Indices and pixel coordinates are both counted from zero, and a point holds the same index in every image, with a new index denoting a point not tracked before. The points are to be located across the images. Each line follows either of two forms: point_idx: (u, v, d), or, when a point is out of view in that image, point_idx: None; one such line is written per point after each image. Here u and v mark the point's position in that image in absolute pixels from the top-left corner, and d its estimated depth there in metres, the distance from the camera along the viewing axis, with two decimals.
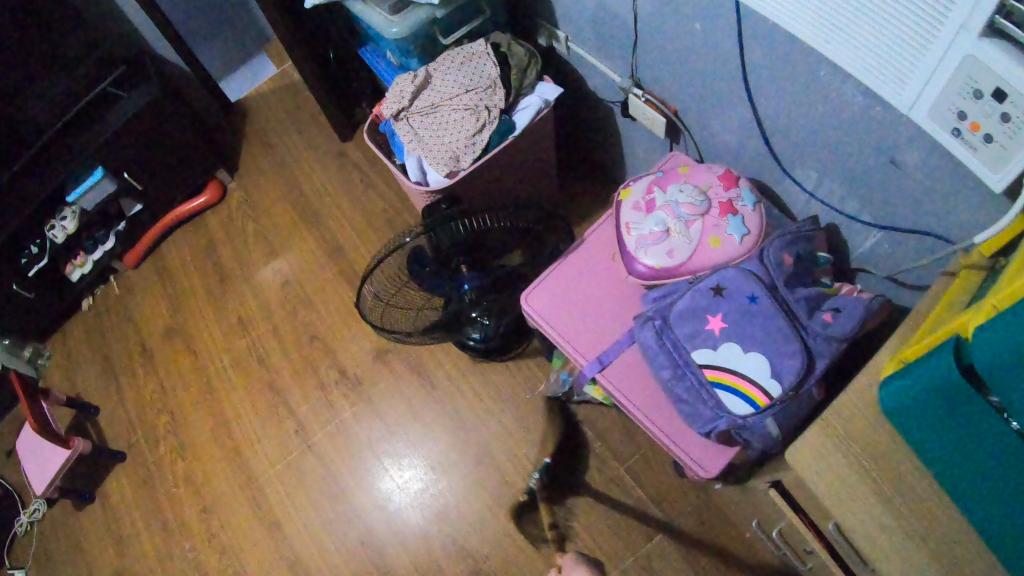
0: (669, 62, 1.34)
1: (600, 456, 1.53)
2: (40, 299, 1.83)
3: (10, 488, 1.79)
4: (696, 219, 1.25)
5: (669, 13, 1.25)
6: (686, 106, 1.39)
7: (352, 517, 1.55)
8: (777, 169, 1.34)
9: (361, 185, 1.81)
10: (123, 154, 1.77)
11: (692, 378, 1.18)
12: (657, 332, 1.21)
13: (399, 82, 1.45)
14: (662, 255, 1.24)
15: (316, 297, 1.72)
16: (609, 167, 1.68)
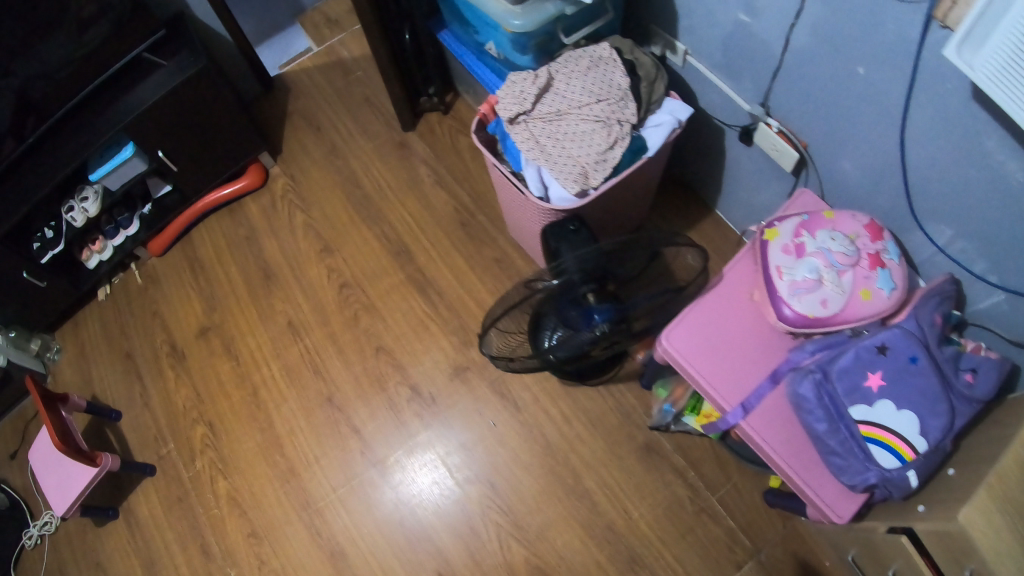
0: (807, 96, 1.27)
1: (693, 486, 1.42)
2: (52, 288, 1.64)
3: (15, 496, 1.62)
4: (848, 269, 1.20)
5: (828, 51, 1.17)
6: (819, 140, 1.32)
7: (414, 537, 1.42)
8: (909, 218, 1.28)
9: (429, 181, 1.65)
10: (157, 131, 1.56)
11: (847, 431, 1.14)
12: (816, 385, 1.16)
13: (516, 80, 1.31)
14: (815, 304, 1.19)
15: (381, 304, 1.56)
16: (711, 185, 1.59)
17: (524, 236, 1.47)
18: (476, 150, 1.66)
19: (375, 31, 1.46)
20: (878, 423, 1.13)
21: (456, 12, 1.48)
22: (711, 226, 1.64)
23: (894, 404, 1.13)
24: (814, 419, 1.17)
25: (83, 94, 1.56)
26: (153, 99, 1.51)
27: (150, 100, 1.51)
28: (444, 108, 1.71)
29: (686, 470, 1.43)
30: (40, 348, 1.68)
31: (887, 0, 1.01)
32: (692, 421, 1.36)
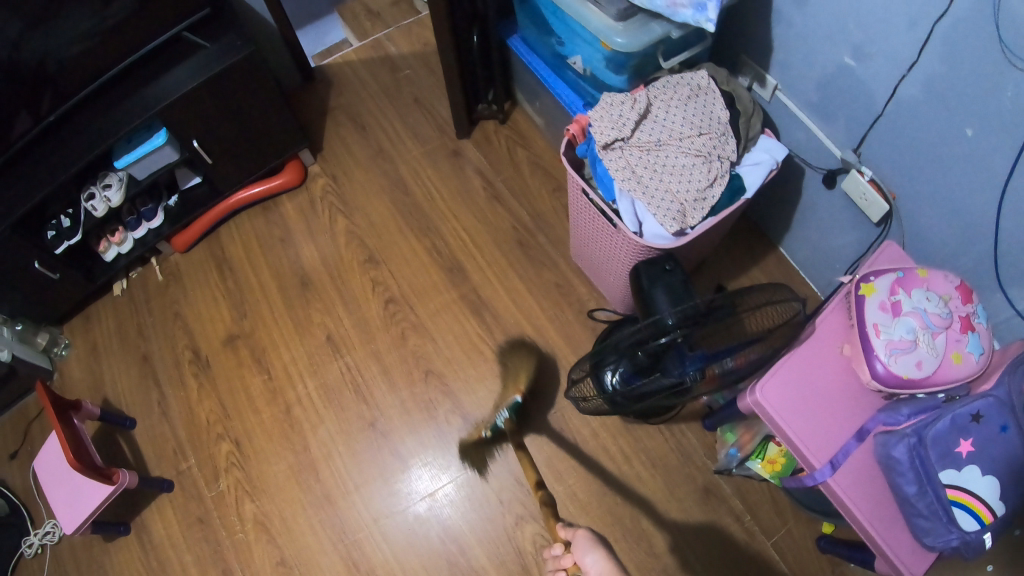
0: (899, 149, 1.23)
1: (749, 530, 1.32)
2: (64, 280, 1.54)
3: (15, 501, 1.54)
4: (943, 330, 1.16)
5: (939, 107, 1.11)
6: (908, 193, 1.26)
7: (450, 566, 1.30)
8: (995, 279, 1.21)
9: (485, 194, 1.52)
10: (193, 119, 1.44)
11: (934, 494, 0.93)
12: (909, 447, 0.96)
13: (611, 103, 1.24)
14: (910, 366, 1.14)
15: (430, 324, 1.43)
16: (786, 221, 1.53)
17: (591, 264, 1.39)
18: (537, 166, 1.54)
19: (445, 33, 1.37)
20: (961, 487, 0.92)
21: (539, 19, 1.38)
22: (780, 266, 1.58)
23: (980, 468, 0.92)
24: (905, 481, 0.98)
25: (116, 70, 1.44)
26: (192, 84, 1.38)
27: (189, 85, 1.38)
28: (503, 117, 1.60)
29: (745, 514, 1.33)
30: (48, 342, 1.59)
31: (1010, 68, 0.97)
32: (756, 467, 1.26)
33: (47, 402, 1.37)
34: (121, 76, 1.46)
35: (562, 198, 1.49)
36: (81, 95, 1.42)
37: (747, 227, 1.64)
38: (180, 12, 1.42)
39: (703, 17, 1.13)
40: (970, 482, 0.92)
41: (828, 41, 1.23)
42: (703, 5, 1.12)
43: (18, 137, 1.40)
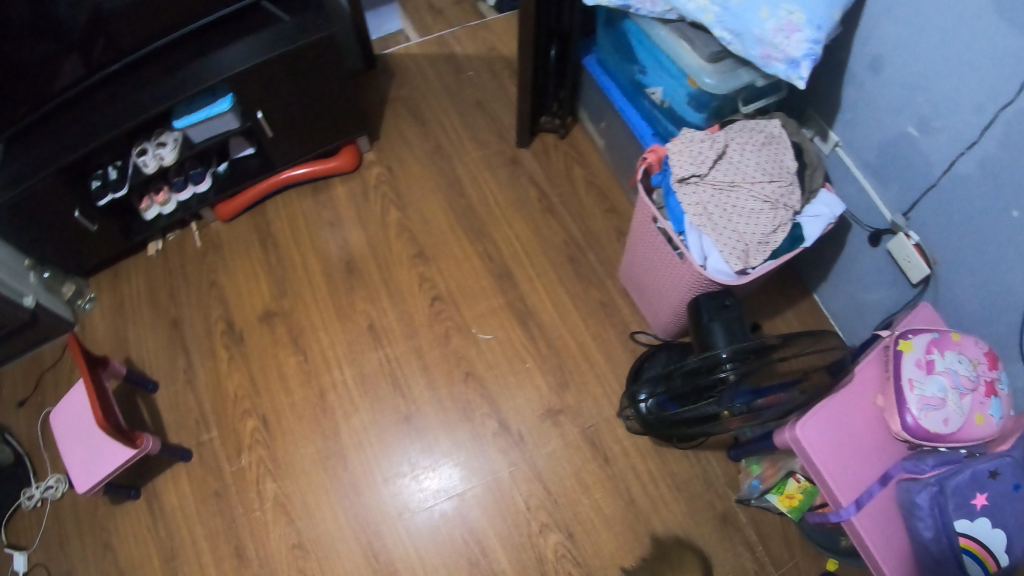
0: (945, 217, 1.28)
1: (759, 562, 1.31)
2: (102, 233, 1.55)
3: (20, 450, 1.52)
4: (970, 392, 1.11)
5: (989, 186, 1.17)
6: (949, 260, 1.31)
7: (470, 567, 1.29)
8: (1019, 350, 1.24)
9: (539, 205, 1.55)
10: (260, 91, 1.44)
11: (947, 541, 1.00)
12: (932, 496, 1.04)
13: (692, 140, 1.28)
14: (938, 423, 1.09)
15: (475, 326, 1.45)
16: (824, 273, 1.60)
17: (642, 288, 1.42)
18: (592, 185, 1.57)
19: (528, 45, 1.41)
20: (973, 537, 0.98)
21: (622, 46, 1.42)
22: (813, 316, 1.65)
23: (992, 521, 0.98)
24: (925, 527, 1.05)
25: (185, 30, 1.46)
26: (264, 56, 1.38)
27: (262, 56, 1.38)
28: (563, 133, 1.63)
29: (757, 544, 1.33)
30: (73, 294, 1.59)
31: None
32: (773, 500, 1.28)
33: (80, 357, 1.34)
34: (190, 37, 1.50)
35: (616, 219, 1.52)
36: (144, 52, 1.45)
37: (784, 275, 1.71)
38: None
39: (795, 74, 1.16)
40: (981, 532, 0.98)
41: (894, 107, 1.30)
42: (796, 62, 1.16)
43: (59, 87, 1.43)
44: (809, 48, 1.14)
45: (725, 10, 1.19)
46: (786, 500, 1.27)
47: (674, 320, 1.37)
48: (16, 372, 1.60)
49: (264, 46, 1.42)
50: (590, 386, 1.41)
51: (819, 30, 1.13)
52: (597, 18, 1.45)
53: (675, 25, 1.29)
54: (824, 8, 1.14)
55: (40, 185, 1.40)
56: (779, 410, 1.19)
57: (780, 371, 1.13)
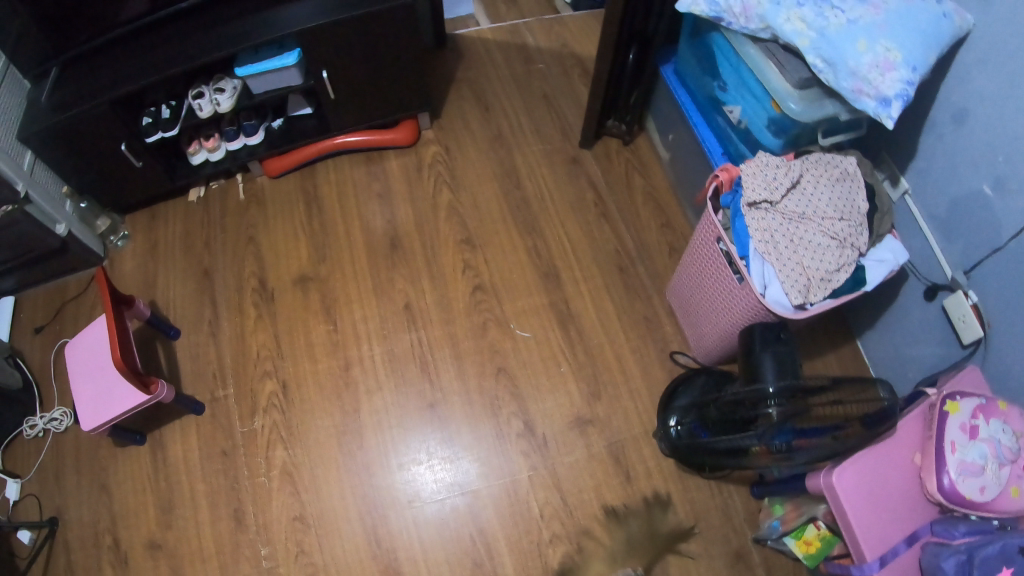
0: (1007, 283, 1.21)
1: None
2: (146, 170, 1.52)
3: (30, 378, 1.54)
4: (1010, 463, 1.02)
5: None
6: (1005, 327, 1.24)
7: (472, 567, 1.24)
8: None
9: (595, 209, 1.50)
10: (326, 51, 1.40)
11: None
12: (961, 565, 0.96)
13: (767, 164, 1.24)
14: (973, 492, 1.00)
15: (515, 322, 1.40)
16: (876, 321, 1.54)
17: (689, 308, 1.37)
18: (652, 196, 1.52)
19: (608, 45, 1.37)
20: None
21: (705, 58, 1.38)
22: (857, 364, 1.59)
23: None
24: None
25: None
26: (334, 16, 1.34)
27: (333, 15, 1.34)
28: (627, 140, 1.59)
29: None
30: (107, 229, 1.59)
31: None
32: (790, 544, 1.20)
33: (104, 291, 1.31)
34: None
35: (670, 234, 1.47)
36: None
37: (833, 319, 1.66)
38: None
39: (885, 112, 1.10)
40: None
41: (973, 160, 1.24)
42: (888, 100, 1.10)
43: (124, 20, 1.44)
44: (902, 89, 1.10)
45: (821, 37, 1.15)
46: (804, 546, 1.19)
47: (719, 345, 1.33)
48: (37, 296, 1.63)
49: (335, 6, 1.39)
50: (623, 400, 1.35)
51: (914, 71, 1.10)
52: (681, 27, 1.42)
53: (766, 44, 1.25)
54: (922, 51, 1.11)
55: (90, 114, 1.39)
56: (809, 456, 1.08)
57: (820, 413, 1.02)
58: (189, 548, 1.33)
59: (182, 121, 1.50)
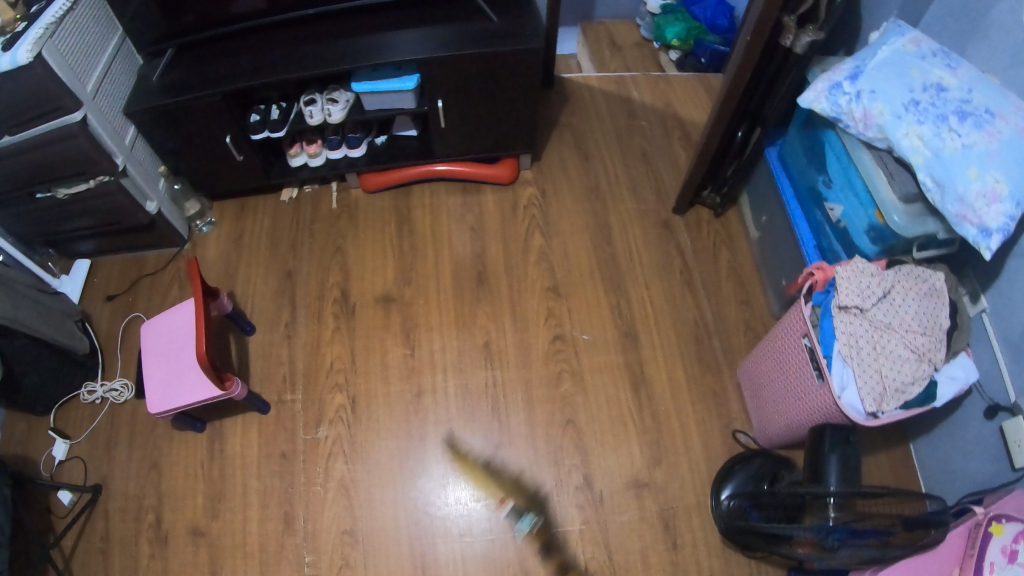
0: None
1: None
2: (245, 164, 1.55)
3: (96, 343, 1.56)
4: None
5: None
6: None
7: None
8: None
9: (680, 276, 1.54)
10: (445, 80, 1.44)
11: None
12: None
13: (861, 271, 1.27)
14: None
15: (589, 376, 1.43)
16: (933, 430, 1.55)
17: (759, 391, 1.40)
18: (736, 272, 1.55)
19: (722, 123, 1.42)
20: None
21: (814, 152, 1.42)
22: (908, 470, 1.60)
23: None
24: None
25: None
26: (462, 52, 1.38)
27: (461, 49, 1.38)
28: (720, 212, 1.63)
29: None
30: (195, 213, 1.64)
31: None
32: None
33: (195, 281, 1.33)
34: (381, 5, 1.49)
35: (749, 313, 1.50)
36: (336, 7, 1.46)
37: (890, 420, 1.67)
38: None
39: (984, 243, 1.12)
40: None
41: None
42: (989, 233, 1.11)
43: (245, 15, 1.46)
44: (1005, 223, 1.10)
45: (936, 157, 1.15)
46: None
47: (784, 432, 1.35)
48: (113, 264, 1.66)
49: (460, 39, 1.42)
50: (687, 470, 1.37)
51: (1019, 206, 1.10)
52: (794, 116, 1.45)
53: (881, 153, 1.27)
54: None
55: (205, 102, 1.42)
56: (855, 556, 1.05)
57: (871, 515, 1.00)
58: (232, 541, 1.35)
59: (289, 124, 1.52)
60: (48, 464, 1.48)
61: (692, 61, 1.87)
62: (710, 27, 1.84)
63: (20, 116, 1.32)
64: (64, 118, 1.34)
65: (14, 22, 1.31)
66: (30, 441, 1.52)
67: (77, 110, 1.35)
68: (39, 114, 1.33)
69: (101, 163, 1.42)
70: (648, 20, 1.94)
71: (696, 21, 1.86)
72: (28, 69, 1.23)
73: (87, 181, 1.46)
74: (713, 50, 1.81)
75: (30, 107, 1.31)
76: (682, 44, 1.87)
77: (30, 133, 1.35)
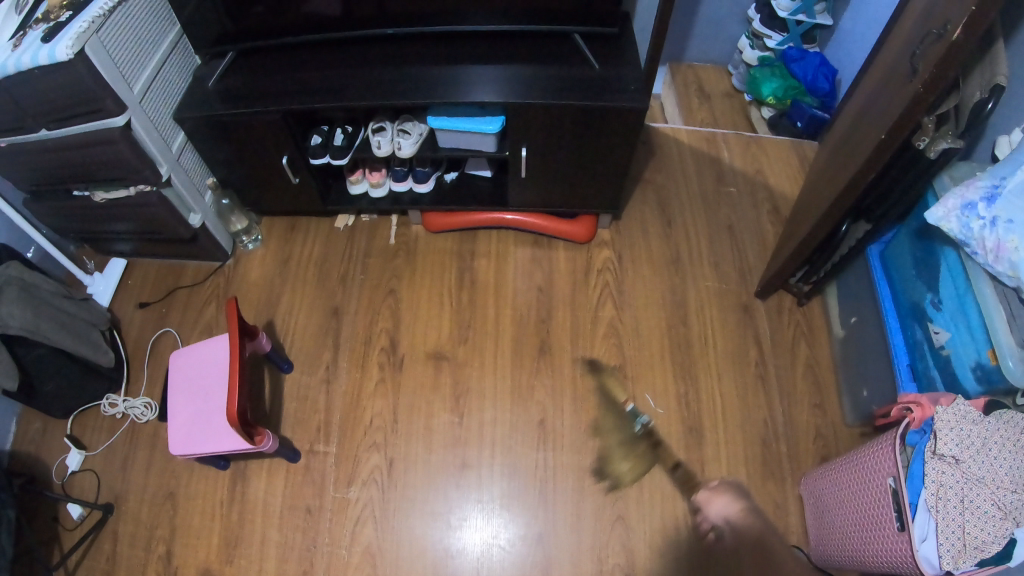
0: None
1: None
2: (301, 187, 1.47)
3: (122, 355, 1.46)
4: None
5: None
6: None
7: None
8: None
9: (753, 369, 1.44)
10: (531, 127, 1.30)
11: None
12: None
13: (963, 417, 0.99)
14: None
15: (646, 470, 1.32)
16: None
17: (819, 517, 1.24)
18: (813, 372, 1.44)
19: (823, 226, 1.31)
20: None
21: (924, 264, 1.23)
22: None
23: None
24: None
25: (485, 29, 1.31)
26: (561, 101, 1.24)
27: (561, 99, 1.24)
28: (804, 302, 1.52)
29: None
30: (242, 229, 1.58)
31: None
32: None
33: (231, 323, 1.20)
34: (473, 33, 1.35)
35: (822, 419, 1.39)
36: (413, 29, 1.30)
37: None
38: (588, 19, 1.29)
39: None
40: None
41: None
42: None
43: (324, 27, 1.31)
44: None
45: None
46: None
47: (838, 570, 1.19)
48: (150, 269, 1.59)
49: (554, 84, 1.27)
50: None
51: None
52: (909, 216, 1.28)
53: (1004, 287, 1.06)
54: None
55: (264, 119, 1.29)
56: None
57: None
58: None
59: (353, 151, 1.41)
60: (60, 473, 1.36)
61: (785, 122, 1.81)
62: (809, 89, 1.75)
63: (60, 112, 1.18)
64: (106, 121, 1.20)
65: (60, 8, 1.15)
66: (43, 444, 1.41)
67: (121, 115, 1.20)
68: (79, 114, 1.19)
69: (143, 173, 1.29)
70: (742, 71, 1.89)
71: (794, 79, 1.76)
72: (68, 66, 1.09)
73: (127, 188, 1.34)
74: (812, 116, 1.75)
75: (71, 104, 1.16)
76: (777, 102, 1.79)
77: (71, 131, 1.22)
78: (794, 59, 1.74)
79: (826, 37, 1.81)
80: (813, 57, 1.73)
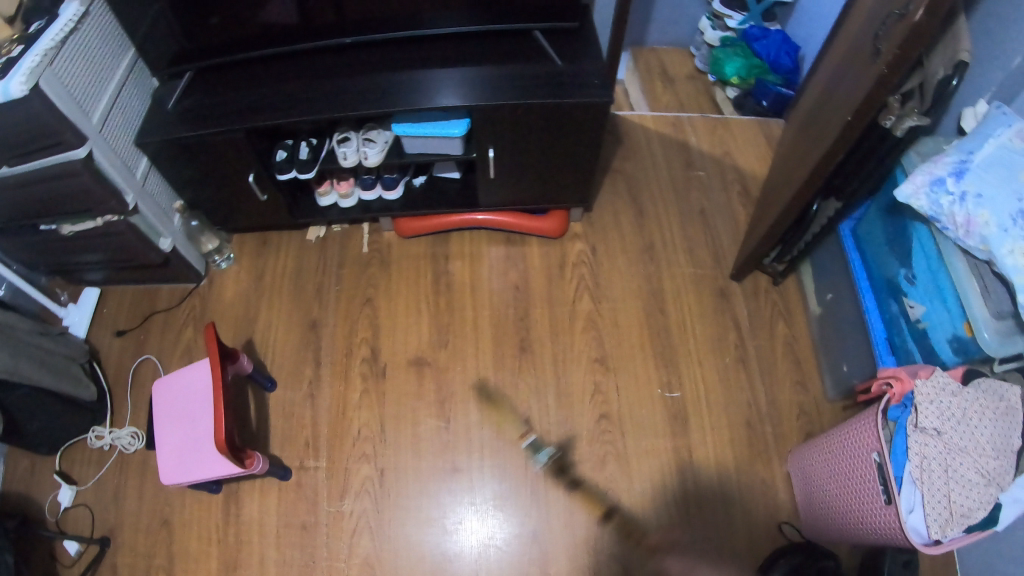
0: None
1: None
2: (269, 203, 1.45)
3: (104, 386, 1.46)
4: None
5: None
6: None
7: None
8: None
9: (734, 353, 1.45)
10: (496, 127, 1.29)
11: None
12: None
13: (942, 389, 0.98)
14: None
15: (635, 462, 1.33)
16: None
17: (807, 497, 1.25)
18: (792, 351, 1.46)
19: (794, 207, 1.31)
20: None
21: (898, 240, 1.23)
22: None
23: None
24: None
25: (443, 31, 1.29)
26: (526, 100, 1.23)
27: (525, 98, 1.23)
28: (779, 281, 1.53)
29: None
30: (213, 248, 1.57)
31: None
32: None
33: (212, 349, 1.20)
34: (432, 36, 1.33)
35: (805, 397, 1.40)
36: (371, 37, 1.28)
37: None
38: (548, 14, 1.27)
39: None
40: None
41: None
42: None
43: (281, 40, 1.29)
44: None
45: None
46: None
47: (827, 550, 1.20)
48: (124, 296, 1.57)
49: (517, 82, 1.26)
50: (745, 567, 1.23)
51: None
52: (880, 192, 1.28)
53: (978, 261, 1.06)
54: None
55: (226, 138, 1.27)
56: None
57: None
58: None
59: (319, 162, 1.39)
60: (52, 510, 1.36)
61: (751, 102, 1.81)
62: (772, 67, 1.76)
63: (18, 149, 1.15)
64: (66, 154, 1.17)
65: (8, 42, 1.10)
66: (33, 481, 1.40)
67: (82, 146, 1.18)
68: (37, 149, 1.16)
69: (109, 203, 1.27)
70: (705, 53, 1.90)
71: (757, 58, 1.78)
72: (24, 101, 1.06)
73: (94, 219, 1.32)
74: (776, 94, 1.75)
75: (28, 140, 1.13)
76: (741, 82, 1.81)
77: (31, 167, 1.18)
78: (757, 38, 1.76)
79: (785, 15, 1.83)
80: (774, 35, 1.75)
